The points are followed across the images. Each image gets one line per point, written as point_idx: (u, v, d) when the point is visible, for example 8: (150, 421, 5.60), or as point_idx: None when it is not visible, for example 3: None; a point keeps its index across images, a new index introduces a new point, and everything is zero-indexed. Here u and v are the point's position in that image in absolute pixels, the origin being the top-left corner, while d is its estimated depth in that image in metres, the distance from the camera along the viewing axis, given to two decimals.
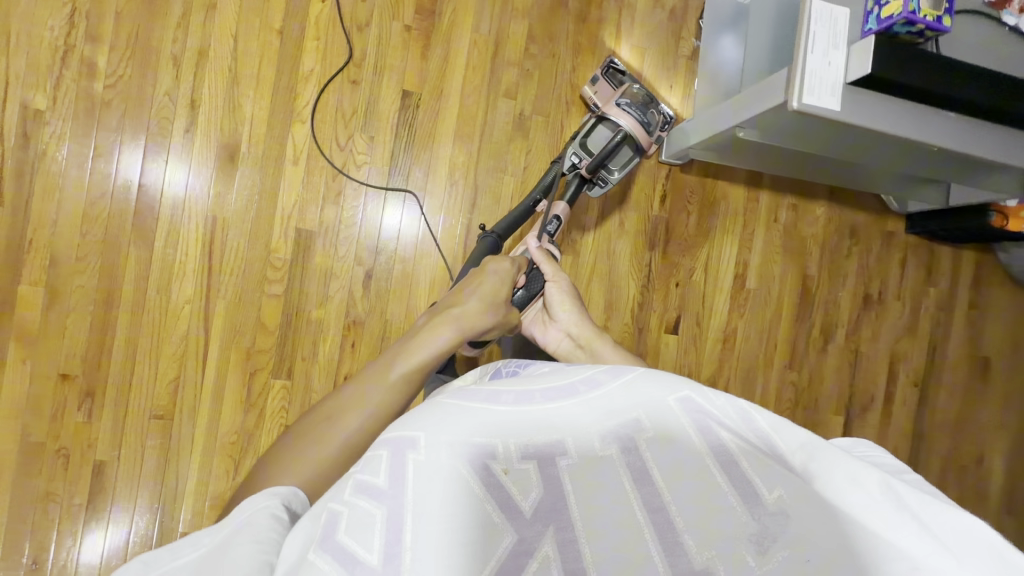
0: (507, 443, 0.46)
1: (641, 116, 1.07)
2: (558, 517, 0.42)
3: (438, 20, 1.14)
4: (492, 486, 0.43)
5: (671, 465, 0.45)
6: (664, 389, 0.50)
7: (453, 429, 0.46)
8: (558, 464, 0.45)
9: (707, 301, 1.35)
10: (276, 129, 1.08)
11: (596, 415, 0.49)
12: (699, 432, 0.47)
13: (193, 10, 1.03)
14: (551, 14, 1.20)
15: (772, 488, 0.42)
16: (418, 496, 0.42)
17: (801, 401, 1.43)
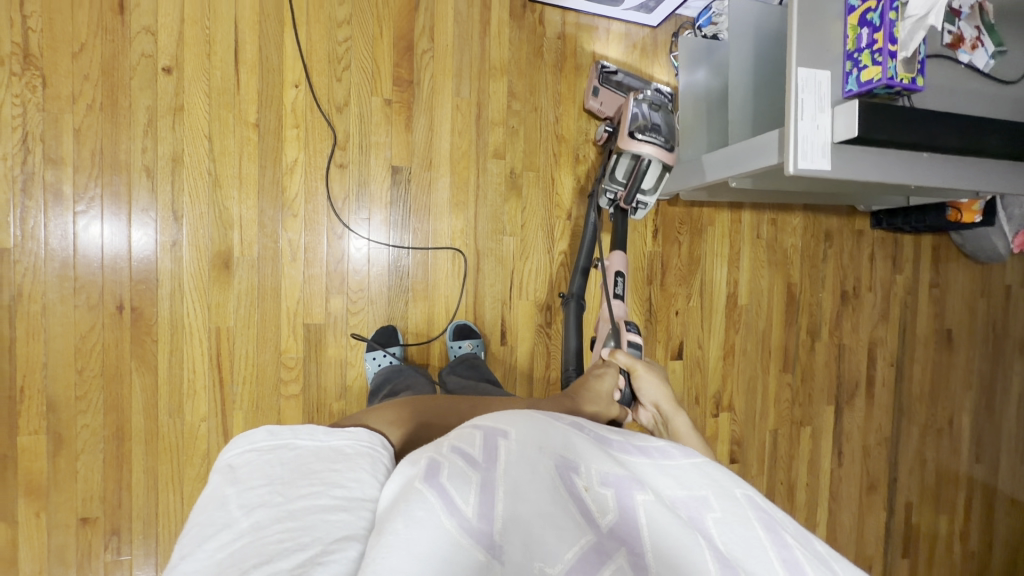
0: (589, 462, 0.42)
1: (661, 138, 1.00)
2: (630, 546, 0.36)
3: (417, 89, 1.11)
4: (573, 497, 0.39)
5: (740, 547, 0.38)
6: (734, 480, 0.45)
7: (545, 432, 0.44)
8: (634, 497, 0.39)
9: (707, 322, 1.41)
10: (267, 226, 1.03)
11: (669, 475, 0.44)
12: (771, 530, 0.39)
13: (158, 115, 0.96)
14: (530, 66, 1.19)
15: None
16: (510, 476, 0.39)
17: (798, 398, 1.53)
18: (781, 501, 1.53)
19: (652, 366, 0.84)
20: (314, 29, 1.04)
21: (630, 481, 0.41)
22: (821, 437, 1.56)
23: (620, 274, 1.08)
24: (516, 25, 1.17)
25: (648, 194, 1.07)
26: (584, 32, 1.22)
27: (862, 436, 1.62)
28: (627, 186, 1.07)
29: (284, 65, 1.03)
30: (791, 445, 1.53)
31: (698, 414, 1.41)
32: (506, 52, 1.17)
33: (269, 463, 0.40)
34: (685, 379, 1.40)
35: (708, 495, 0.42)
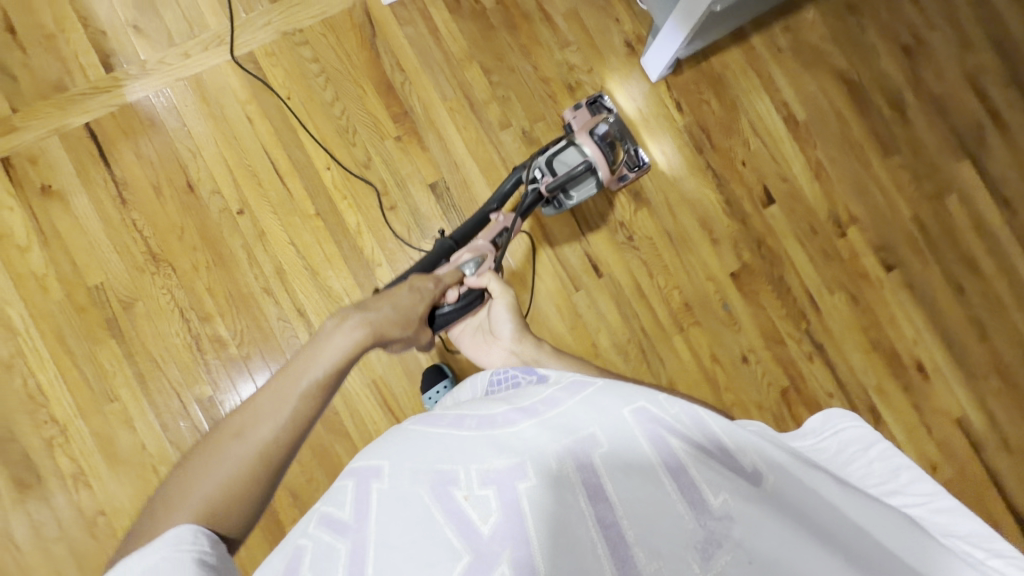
0: (467, 469, 0.51)
1: (605, 152, 1.12)
2: (513, 536, 0.47)
3: (414, 115, 1.25)
4: (453, 509, 0.49)
5: (620, 478, 0.50)
6: (615, 403, 0.55)
7: (419, 459, 0.53)
8: (517, 488, 0.49)
9: (778, 156, 1.34)
10: (365, 284, 1.19)
11: (551, 432, 0.54)
12: (652, 444, 0.52)
13: (252, 246, 1.18)
14: (487, 41, 1.29)
15: (718, 492, 0.48)
16: (380, 527, 0.48)
17: (921, 173, 1.38)
18: (970, 280, 1.36)
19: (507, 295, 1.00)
20: (317, 119, 1.23)
21: (505, 474, 0.51)
22: (973, 198, 1.39)
23: (507, 229, 1.09)
24: (458, 17, 1.29)
25: (568, 199, 1.14)
26: None
27: (1022, 171, 1.41)
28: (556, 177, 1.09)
29: (313, 158, 1.22)
30: (944, 222, 1.38)
31: (823, 243, 1.33)
32: (463, 42, 1.28)
33: None
34: (790, 218, 1.33)
35: (594, 434, 0.53)
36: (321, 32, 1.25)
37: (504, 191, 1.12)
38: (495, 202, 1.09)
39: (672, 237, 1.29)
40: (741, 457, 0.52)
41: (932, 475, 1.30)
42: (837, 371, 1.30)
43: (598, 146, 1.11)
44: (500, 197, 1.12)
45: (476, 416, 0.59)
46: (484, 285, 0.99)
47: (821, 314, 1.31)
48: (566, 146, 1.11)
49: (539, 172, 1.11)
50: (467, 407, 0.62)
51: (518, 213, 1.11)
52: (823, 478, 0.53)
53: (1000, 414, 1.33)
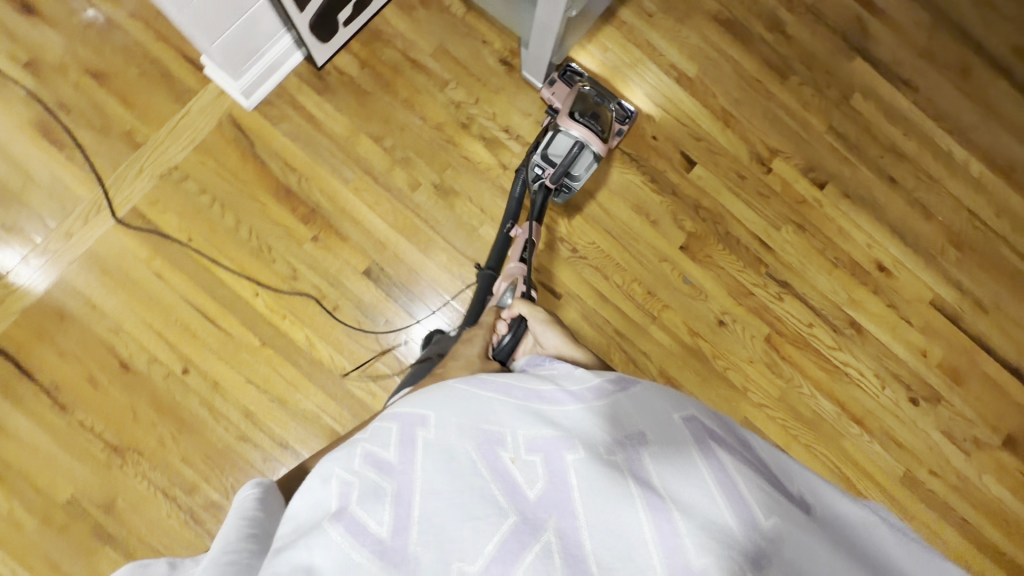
0: (516, 436, 0.53)
1: (592, 125, 1.15)
2: (558, 505, 0.47)
3: (321, 209, 1.21)
4: (501, 471, 0.50)
5: (666, 467, 0.49)
6: (664, 405, 0.58)
7: (465, 417, 0.55)
8: (564, 458, 0.50)
9: (685, 117, 1.34)
10: (337, 393, 1.16)
11: (596, 421, 0.55)
12: (697, 448, 0.52)
13: (211, 399, 1.13)
14: (367, 109, 1.25)
15: (768, 513, 0.46)
16: (426, 477, 0.49)
17: (822, 83, 1.39)
18: (900, 168, 1.39)
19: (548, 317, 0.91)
20: (228, 249, 1.17)
21: (556, 444, 0.52)
22: (876, 89, 1.41)
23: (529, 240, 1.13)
24: (329, 96, 1.24)
25: (574, 179, 1.17)
26: (373, 46, 1.27)
27: (912, 47, 1.43)
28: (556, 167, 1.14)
29: (238, 290, 1.17)
30: (859, 122, 1.39)
31: (755, 184, 1.34)
32: (344, 119, 1.24)
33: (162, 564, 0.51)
34: (716, 172, 1.33)
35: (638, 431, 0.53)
36: (199, 160, 1.19)
37: (514, 203, 1.18)
38: (511, 219, 1.15)
39: (613, 233, 1.29)
40: (787, 483, 0.53)
41: (927, 361, 1.33)
42: (809, 300, 1.32)
43: (584, 123, 1.15)
44: (514, 211, 1.17)
45: (522, 392, 0.61)
46: (518, 312, 0.92)
47: (776, 253, 1.32)
48: (554, 135, 1.16)
49: (539, 167, 1.16)
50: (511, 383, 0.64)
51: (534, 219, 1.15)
52: (860, 513, 0.53)
53: (967, 281, 1.37)
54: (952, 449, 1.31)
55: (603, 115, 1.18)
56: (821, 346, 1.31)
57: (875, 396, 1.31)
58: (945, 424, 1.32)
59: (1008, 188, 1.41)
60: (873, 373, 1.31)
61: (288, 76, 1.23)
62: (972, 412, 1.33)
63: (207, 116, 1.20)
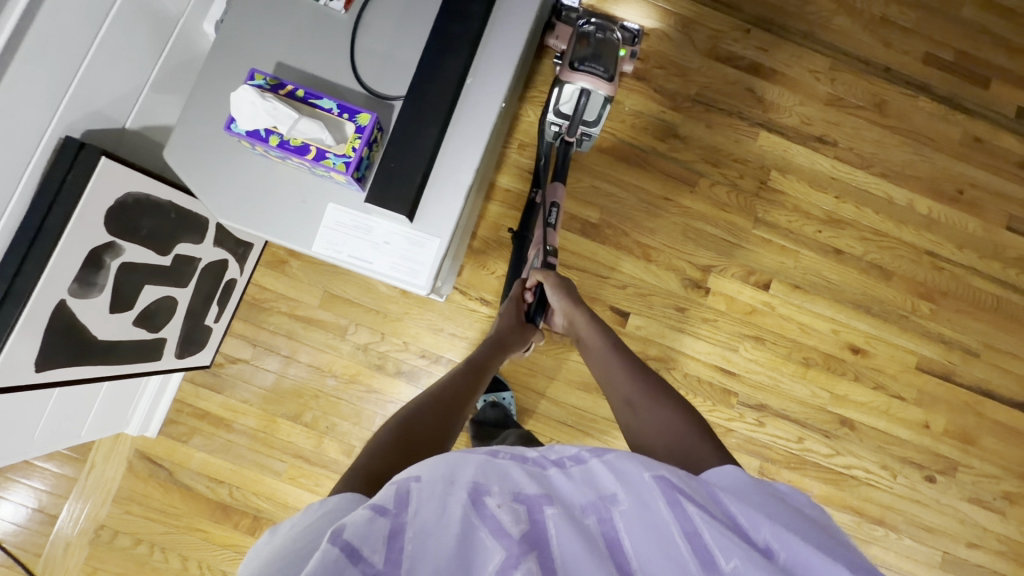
0: (499, 480, 0.42)
1: (599, 69, 1.02)
2: (540, 556, 0.37)
3: (263, 513, 1.13)
4: (483, 520, 0.38)
5: (641, 531, 0.41)
6: (642, 457, 0.47)
7: (458, 458, 0.42)
8: (544, 513, 0.40)
9: (604, 268, 1.23)
10: None
11: (575, 481, 0.45)
12: (670, 503, 0.43)
13: None
14: (275, 389, 1.16)
15: (728, 558, 0.40)
16: (419, 521, 0.37)
17: (734, 175, 1.28)
18: (841, 236, 1.29)
19: (561, 287, 0.89)
20: None
21: (540, 496, 0.42)
22: (791, 160, 1.30)
23: (555, 203, 1.05)
24: (232, 391, 1.15)
25: (592, 126, 1.09)
26: (257, 319, 1.18)
27: (816, 100, 1.31)
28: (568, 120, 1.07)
29: None
30: (784, 203, 1.28)
31: (698, 312, 1.24)
32: (255, 409, 1.15)
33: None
34: (654, 314, 1.23)
35: (615, 489, 0.44)
36: (123, 510, 1.12)
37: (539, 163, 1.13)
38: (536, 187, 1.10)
39: (569, 421, 1.20)
40: (750, 533, 0.43)
41: (932, 432, 1.25)
42: (791, 414, 1.23)
43: (587, 70, 1.02)
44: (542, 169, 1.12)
45: (509, 449, 0.48)
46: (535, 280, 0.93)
47: (741, 376, 1.23)
48: (558, 88, 1.07)
49: (555, 124, 1.11)
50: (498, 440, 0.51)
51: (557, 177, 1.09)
52: (843, 570, 0.40)
53: (947, 330, 1.28)
54: (984, 514, 1.23)
55: (611, 47, 1.03)
56: (819, 458, 1.22)
57: (890, 487, 1.23)
58: (971, 491, 1.24)
59: (960, 214, 1.31)
60: (881, 465, 1.23)
61: (182, 385, 1.15)
62: (995, 467, 1.25)
63: (114, 461, 1.12)
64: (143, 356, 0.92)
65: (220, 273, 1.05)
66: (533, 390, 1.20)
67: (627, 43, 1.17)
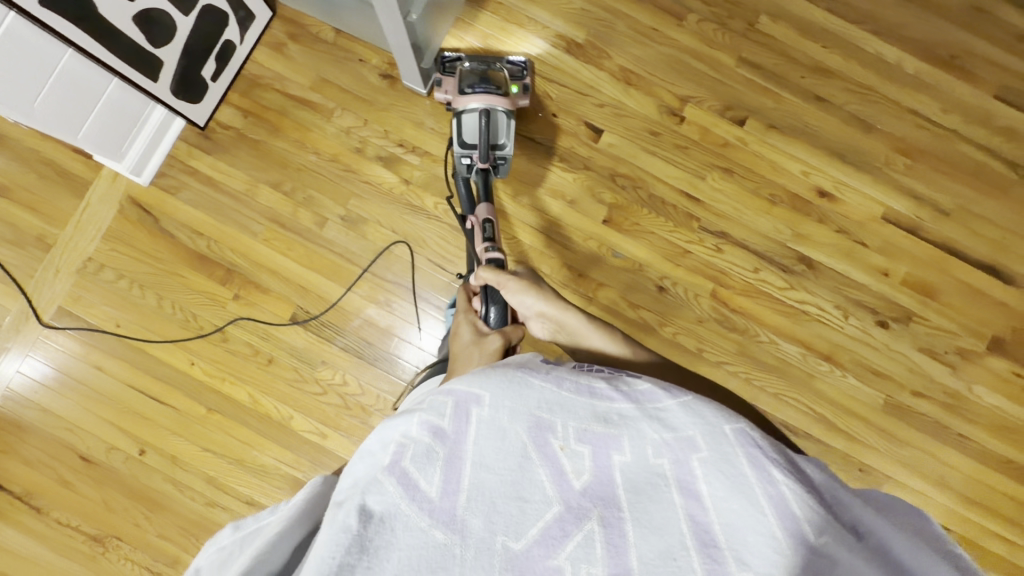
0: (564, 423, 0.55)
1: (488, 88, 1.12)
2: (606, 500, 0.50)
3: (236, 268, 1.20)
4: (552, 458, 0.52)
5: (717, 483, 0.50)
6: (722, 415, 0.55)
7: (520, 401, 0.56)
8: (611, 458, 0.53)
9: (583, 86, 1.27)
10: (292, 442, 1.17)
11: (656, 423, 0.55)
12: (751, 463, 0.50)
13: (172, 473, 1.15)
14: (260, 158, 1.23)
15: (806, 521, 0.47)
16: (479, 449, 0.53)
17: (724, 15, 1.30)
18: (824, 85, 1.30)
19: (516, 276, 0.97)
20: (157, 326, 1.19)
21: (606, 441, 0.54)
22: (783, 8, 1.31)
23: (488, 220, 1.08)
24: (221, 154, 1.23)
25: (503, 147, 1.14)
26: (251, 92, 1.24)
27: None
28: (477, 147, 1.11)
29: (173, 363, 1.18)
30: (771, 47, 1.30)
31: (672, 138, 1.27)
32: (239, 173, 1.23)
33: (247, 526, 0.54)
34: (626, 135, 1.26)
35: (695, 438, 0.53)
36: (111, 247, 1.20)
37: (462, 199, 1.14)
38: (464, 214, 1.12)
39: (533, 224, 1.24)
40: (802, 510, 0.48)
41: (891, 281, 1.25)
42: (751, 246, 1.25)
43: (480, 91, 1.12)
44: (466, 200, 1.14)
45: (576, 381, 0.60)
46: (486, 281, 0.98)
47: (706, 204, 1.26)
48: (459, 120, 1.13)
49: (466, 157, 1.14)
50: (563, 369, 0.62)
51: (483, 201, 1.11)
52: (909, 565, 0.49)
53: (919, 187, 1.28)
54: (935, 366, 1.24)
55: (496, 75, 1.16)
56: (774, 290, 1.24)
57: (841, 328, 1.24)
58: (923, 341, 1.24)
59: (949, 78, 1.31)
60: (835, 305, 1.24)
61: (177, 143, 1.22)
62: (951, 323, 1.25)
63: (108, 203, 1.21)
64: (137, 64, 1.00)
65: (219, 25, 1.12)
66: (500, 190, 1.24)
67: (516, 78, 1.19)
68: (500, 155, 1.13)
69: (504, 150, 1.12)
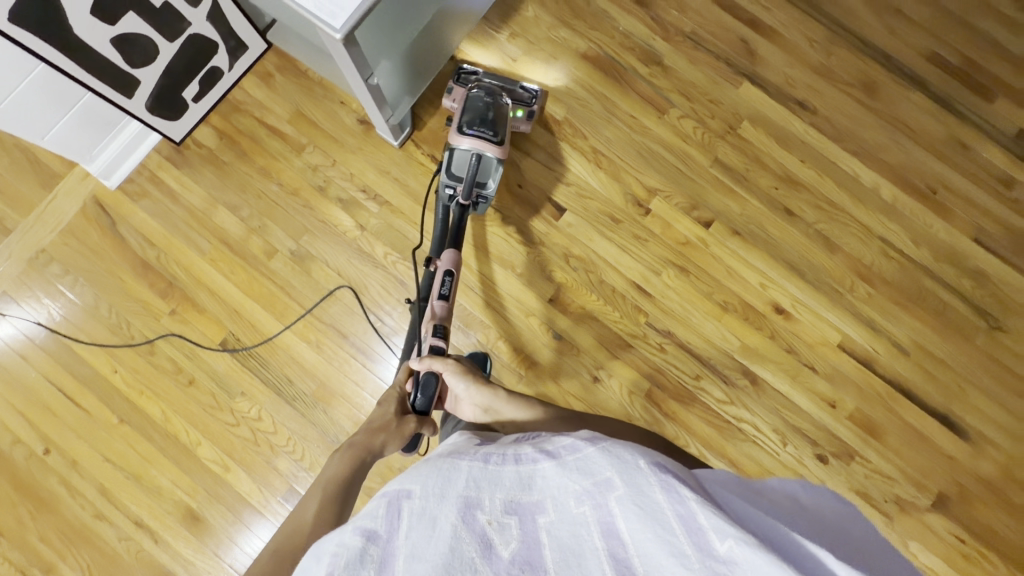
0: (492, 496, 0.48)
1: (489, 132, 1.10)
2: (533, 563, 0.43)
3: (178, 283, 1.21)
4: (478, 534, 0.44)
5: (634, 516, 0.41)
6: (637, 450, 0.46)
7: (447, 481, 0.49)
8: (537, 520, 0.46)
9: (553, 162, 1.27)
10: (192, 469, 1.15)
11: (570, 473, 0.47)
12: (662, 486, 0.42)
13: (70, 477, 1.14)
14: (224, 180, 1.25)
15: (720, 534, 0.38)
16: (410, 542, 0.43)
17: (705, 114, 1.30)
18: (796, 199, 1.27)
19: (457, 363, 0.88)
20: (88, 328, 1.19)
21: (534, 504, 0.47)
22: (765, 116, 1.30)
23: (450, 272, 1.05)
24: (188, 169, 1.26)
25: (487, 187, 1.11)
26: (230, 116, 1.28)
27: (807, 66, 1.32)
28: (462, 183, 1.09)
29: (96, 366, 1.18)
30: (748, 153, 1.29)
31: (632, 227, 1.25)
32: (201, 192, 1.25)
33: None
34: (587, 217, 1.26)
35: (610, 476, 0.44)
36: (64, 242, 1.23)
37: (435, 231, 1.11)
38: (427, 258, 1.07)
39: (476, 289, 1.23)
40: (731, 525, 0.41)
41: (835, 413, 1.20)
42: (695, 350, 1.21)
43: (475, 133, 1.10)
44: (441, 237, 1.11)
45: (503, 453, 0.55)
46: (428, 368, 0.88)
47: (655, 299, 1.23)
48: (450, 155, 1.12)
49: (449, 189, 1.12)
50: (493, 448, 0.57)
51: (451, 246, 1.08)
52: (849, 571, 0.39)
53: (880, 319, 1.24)
54: (868, 512, 1.17)
55: (496, 113, 1.12)
56: (710, 400, 1.20)
57: (775, 453, 1.18)
58: (861, 483, 1.18)
59: (927, 212, 1.27)
60: (772, 428, 1.19)
61: (149, 154, 1.26)
62: (894, 469, 1.18)
63: (72, 199, 1.24)
64: (111, 81, 1.03)
65: (205, 52, 1.14)
66: None
67: (523, 103, 1.23)
68: (481, 195, 1.11)
69: (486, 196, 1.10)
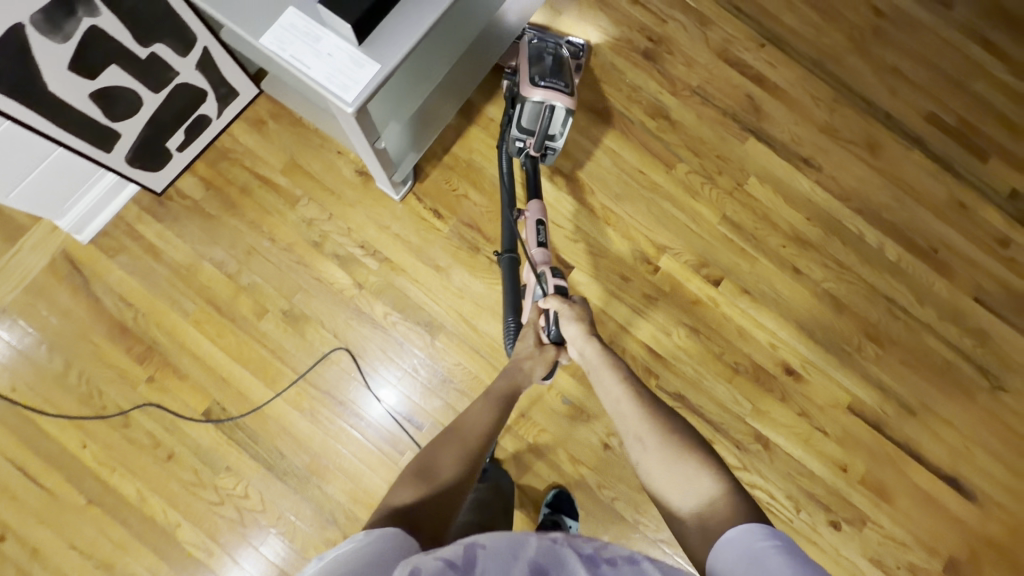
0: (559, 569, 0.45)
1: (560, 84, 1.06)
2: None
3: (158, 346, 1.12)
4: None
5: None
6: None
7: (516, 542, 0.46)
8: None
9: (560, 218, 1.23)
10: (170, 554, 1.05)
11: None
12: None
13: (30, 567, 1.02)
14: (210, 234, 1.17)
15: None
16: None
17: (713, 170, 1.28)
18: (804, 257, 1.26)
19: (572, 305, 0.95)
20: (54, 398, 1.08)
21: None
22: (772, 173, 1.29)
23: (541, 222, 1.08)
24: (170, 222, 1.17)
25: (557, 139, 1.10)
26: (218, 165, 1.20)
27: (812, 124, 1.32)
28: (534, 136, 1.08)
29: (63, 441, 1.07)
30: (756, 210, 1.28)
31: (641, 286, 1.22)
32: (185, 247, 1.16)
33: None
34: (596, 275, 1.22)
35: None
36: (29, 302, 1.12)
37: (507, 183, 1.13)
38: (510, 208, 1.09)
39: (482, 351, 1.17)
40: None
41: (847, 477, 1.18)
42: (707, 414, 1.18)
43: (546, 85, 1.05)
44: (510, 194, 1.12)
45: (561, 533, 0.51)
46: (551, 308, 0.96)
47: (666, 361, 1.20)
48: (519, 106, 1.07)
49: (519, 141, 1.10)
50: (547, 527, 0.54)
51: (534, 197, 1.10)
52: None
53: (889, 380, 1.23)
54: None
55: (562, 65, 1.09)
56: None
57: (788, 520, 1.16)
58: (874, 549, 1.16)
59: (931, 271, 1.28)
60: (785, 494, 1.16)
61: (128, 205, 1.16)
62: (905, 534, 1.17)
63: (38, 254, 1.13)
64: (89, 137, 0.95)
65: (193, 103, 1.07)
66: (457, 311, 1.18)
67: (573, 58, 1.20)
68: (551, 148, 1.10)
69: (556, 149, 1.10)
